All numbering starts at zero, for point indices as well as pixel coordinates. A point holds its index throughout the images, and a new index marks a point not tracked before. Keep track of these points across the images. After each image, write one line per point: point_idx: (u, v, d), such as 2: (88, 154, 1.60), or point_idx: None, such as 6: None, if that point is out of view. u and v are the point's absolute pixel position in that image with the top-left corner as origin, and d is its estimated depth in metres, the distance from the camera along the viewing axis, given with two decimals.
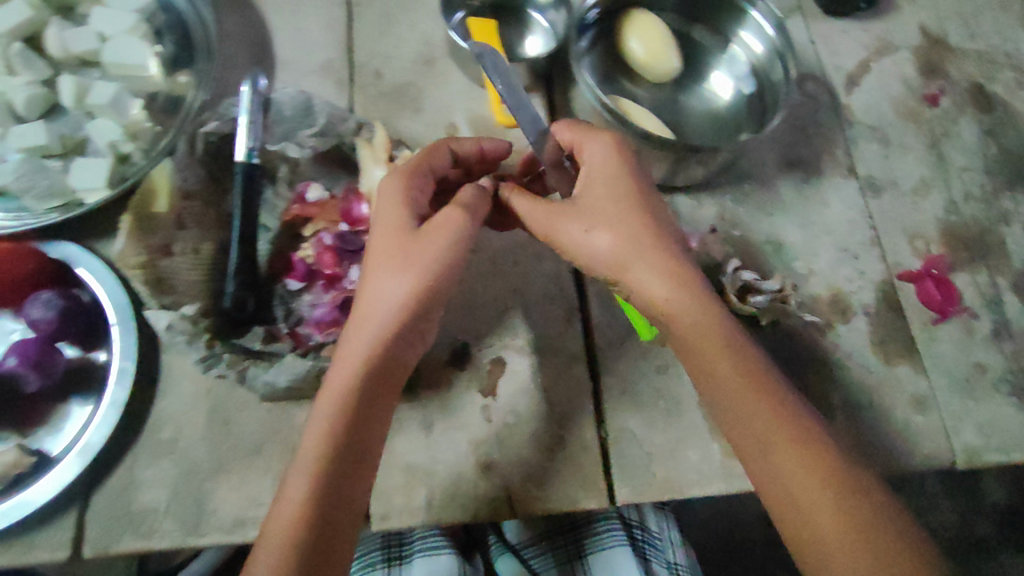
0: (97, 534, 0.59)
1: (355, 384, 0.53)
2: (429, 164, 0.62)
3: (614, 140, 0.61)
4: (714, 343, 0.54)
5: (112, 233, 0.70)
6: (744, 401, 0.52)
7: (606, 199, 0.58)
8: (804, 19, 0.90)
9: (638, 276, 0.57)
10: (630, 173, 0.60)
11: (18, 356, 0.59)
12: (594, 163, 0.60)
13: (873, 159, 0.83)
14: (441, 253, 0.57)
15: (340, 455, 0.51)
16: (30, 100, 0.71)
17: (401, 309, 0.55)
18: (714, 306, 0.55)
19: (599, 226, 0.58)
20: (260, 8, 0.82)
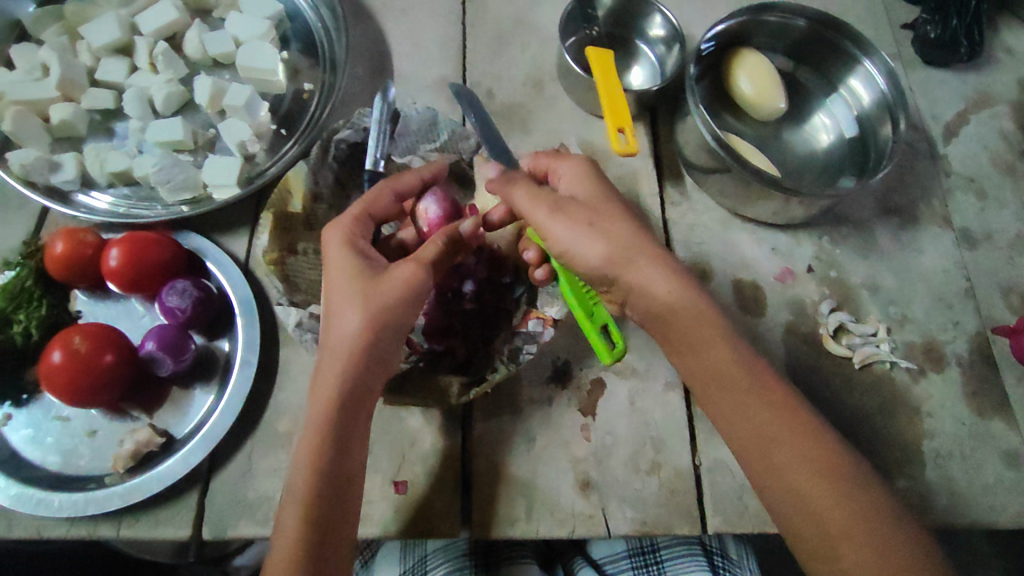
0: (217, 517, 0.62)
1: (323, 414, 0.53)
2: (366, 210, 0.61)
3: (582, 161, 0.64)
4: (710, 346, 0.56)
5: (238, 232, 0.74)
6: (754, 410, 0.54)
7: (596, 207, 0.59)
8: (905, 66, 0.91)
9: (640, 269, 0.56)
10: (602, 184, 0.62)
11: (157, 341, 0.62)
12: (569, 179, 0.62)
13: (970, 211, 0.84)
14: (407, 295, 0.56)
15: (329, 480, 0.52)
16: (168, 98, 0.74)
17: (347, 344, 0.54)
18: (708, 316, 0.56)
19: (600, 223, 0.57)
20: (379, 22, 0.85)
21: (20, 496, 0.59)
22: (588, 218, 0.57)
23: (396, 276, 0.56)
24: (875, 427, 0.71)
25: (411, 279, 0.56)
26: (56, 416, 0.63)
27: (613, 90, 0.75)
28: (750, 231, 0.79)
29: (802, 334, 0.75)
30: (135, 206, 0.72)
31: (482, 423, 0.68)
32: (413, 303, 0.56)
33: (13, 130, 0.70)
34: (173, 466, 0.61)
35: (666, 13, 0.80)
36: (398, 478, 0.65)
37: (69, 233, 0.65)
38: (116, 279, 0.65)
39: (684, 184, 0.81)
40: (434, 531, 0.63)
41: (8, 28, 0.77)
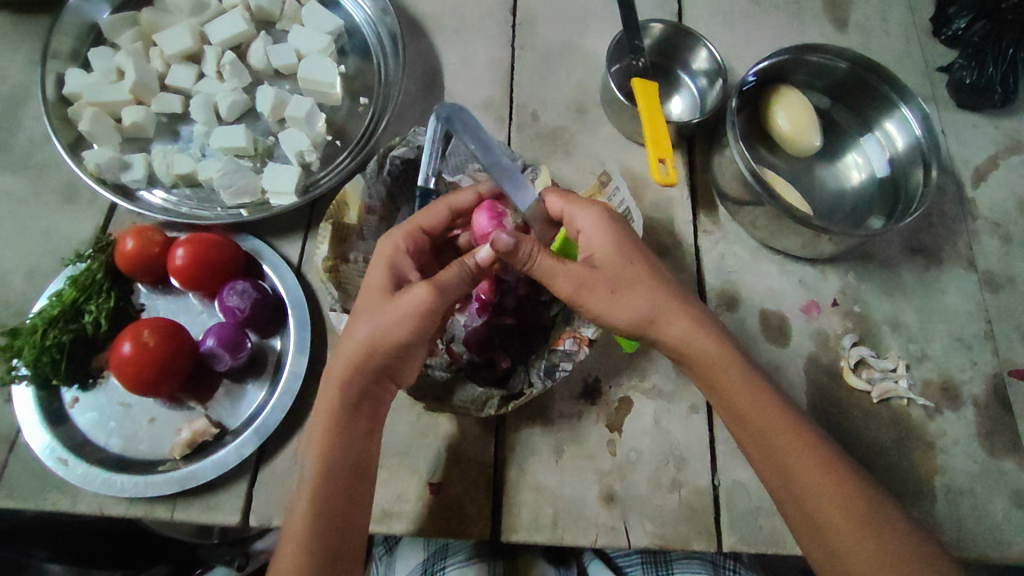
0: (263, 506, 0.66)
1: (335, 420, 0.57)
2: (416, 225, 0.65)
3: (603, 212, 0.62)
4: (732, 381, 0.60)
5: (292, 236, 0.78)
6: (775, 436, 0.59)
7: (617, 271, 0.60)
8: (938, 109, 0.93)
9: (669, 328, 0.60)
10: (625, 241, 0.61)
11: (217, 338, 0.66)
12: (588, 235, 0.61)
13: (995, 254, 0.86)
14: (414, 317, 0.57)
15: (336, 482, 0.56)
16: (232, 105, 0.79)
17: (357, 359, 0.57)
18: (728, 352, 0.61)
19: (629, 291, 0.59)
20: (433, 44, 0.90)
21: (87, 475, 0.63)
22: (609, 286, 0.59)
23: (408, 299, 0.57)
24: (890, 459, 0.74)
25: (419, 303, 0.57)
26: (118, 402, 0.68)
27: (657, 121, 0.78)
28: (779, 262, 0.82)
29: (824, 365, 0.78)
30: (197, 207, 0.77)
31: (514, 432, 0.71)
32: (420, 326, 0.57)
33: (88, 130, 0.75)
34: (225, 456, 0.65)
35: (710, 49, 0.84)
36: (433, 479, 0.69)
37: (139, 231, 0.70)
38: (181, 277, 0.69)
39: (718, 213, 0.84)
40: (464, 532, 0.67)
41: (86, 32, 0.82)
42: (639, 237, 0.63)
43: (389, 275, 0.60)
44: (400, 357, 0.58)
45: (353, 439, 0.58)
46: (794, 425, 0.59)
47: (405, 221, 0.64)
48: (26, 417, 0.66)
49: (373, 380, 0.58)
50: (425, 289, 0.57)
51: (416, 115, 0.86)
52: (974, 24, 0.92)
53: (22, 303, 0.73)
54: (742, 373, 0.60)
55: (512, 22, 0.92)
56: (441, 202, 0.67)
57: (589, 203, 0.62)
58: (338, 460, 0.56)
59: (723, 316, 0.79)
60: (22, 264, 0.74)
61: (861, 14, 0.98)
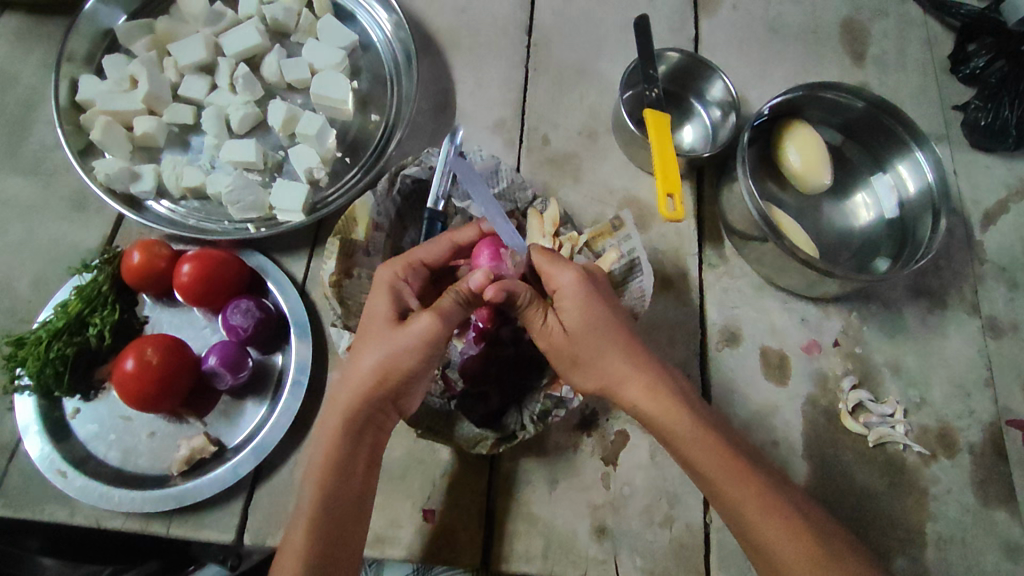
0: (258, 525, 0.67)
1: (337, 451, 0.57)
2: (417, 256, 0.66)
3: (578, 272, 0.62)
4: (683, 434, 0.59)
5: (298, 253, 0.78)
6: (728, 489, 0.58)
7: (583, 333, 0.61)
8: (953, 147, 0.92)
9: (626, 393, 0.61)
10: (597, 303, 0.61)
11: (219, 357, 0.67)
12: (564, 293, 0.62)
13: (1001, 300, 0.85)
14: (420, 343, 0.58)
15: (334, 512, 0.56)
16: (243, 119, 0.78)
17: (364, 388, 0.58)
18: (679, 406, 0.60)
19: (597, 355, 0.60)
20: (446, 63, 0.90)
21: (84, 488, 0.65)
22: (574, 356, 0.61)
23: (415, 326, 0.58)
24: (881, 504, 0.74)
25: (425, 329, 0.58)
26: (119, 415, 0.69)
27: (667, 152, 0.76)
28: (782, 300, 0.82)
29: (822, 406, 0.78)
30: (205, 220, 0.77)
31: (509, 461, 0.72)
32: (426, 353, 0.58)
33: (100, 139, 0.75)
34: (222, 474, 0.66)
35: (726, 82, 0.83)
36: (427, 506, 0.70)
37: (146, 245, 0.70)
38: (184, 292, 0.69)
39: (724, 247, 0.84)
40: (455, 559, 0.68)
41: (100, 38, 0.82)
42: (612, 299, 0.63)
43: (394, 304, 0.61)
44: (407, 384, 0.58)
45: (352, 470, 0.58)
46: (746, 473, 0.58)
47: (404, 253, 0.65)
48: (27, 426, 0.67)
49: (381, 408, 0.59)
50: (431, 315, 0.58)
51: (427, 134, 0.86)
52: (993, 62, 0.90)
53: (29, 310, 0.74)
54: (693, 427, 0.59)
55: (527, 42, 0.92)
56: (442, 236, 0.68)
57: (565, 261, 0.63)
58: (335, 492, 0.56)
59: (723, 351, 0.79)
60: (30, 271, 0.76)
61: (880, 48, 0.96)
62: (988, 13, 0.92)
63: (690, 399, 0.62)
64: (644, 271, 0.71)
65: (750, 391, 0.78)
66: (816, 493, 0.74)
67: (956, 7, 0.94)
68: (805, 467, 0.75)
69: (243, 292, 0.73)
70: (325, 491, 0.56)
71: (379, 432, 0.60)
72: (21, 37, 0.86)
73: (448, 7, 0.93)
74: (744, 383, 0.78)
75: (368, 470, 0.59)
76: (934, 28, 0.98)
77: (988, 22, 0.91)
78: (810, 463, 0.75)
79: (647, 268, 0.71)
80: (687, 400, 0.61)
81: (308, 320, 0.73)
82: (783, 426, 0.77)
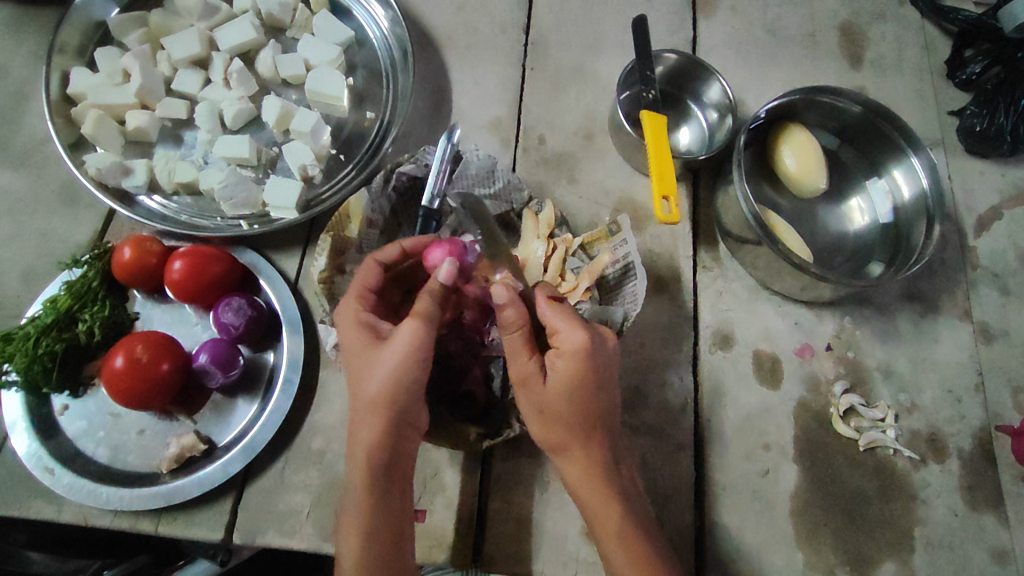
0: (248, 523, 0.67)
1: (373, 479, 0.57)
2: (360, 285, 0.64)
3: (586, 335, 0.58)
4: (605, 533, 0.59)
5: (291, 251, 0.78)
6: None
7: (555, 399, 0.58)
8: (948, 152, 0.92)
9: (569, 459, 0.60)
10: (586, 382, 0.58)
11: (210, 355, 0.66)
12: (563, 355, 0.58)
13: (992, 305, 0.85)
14: (412, 351, 0.57)
15: (387, 532, 0.56)
16: (237, 114, 0.78)
17: (376, 415, 0.57)
18: (615, 505, 0.59)
19: (560, 428, 0.59)
20: (443, 61, 0.89)
21: (72, 485, 0.64)
22: (538, 408, 0.59)
23: (400, 340, 0.57)
24: (870, 508, 0.75)
25: (411, 338, 0.57)
26: (109, 412, 0.69)
27: (663, 155, 0.76)
28: (776, 303, 0.82)
29: (814, 410, 0.78)
30: (197, 216, 0.76)
31: (501, 462, 0.72)
32: (420, 361, 0.58)
33: (91, 133, 0.74)
34: (212, 473, 0.65)
35: (723, 85, 0.83)
36: (418, 506, 0.70)
37: (137, 240, 0.69)
38: (176, 289, 0.68)
39: (719, 249, 0.84)
40: (445, 560, 0.68)
41: (93, 29, 0.82)
42: (610, 374, 0.60)
43: (371, 331, 0.60)
44: (416, 394, 0.58)
45: (390, 496, 0.58)
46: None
47: (352, 285, 0.64)
48: (14, 422, 0.67)
49: (398, 429, 0.58)
50: (411, 323, 0.57)
51: (422, 132, 0.85)
52: (988, 69, 0.92)
53: (18, 304, 0.74)
54: (620, 529, 0.58)
55: (524, 41, 0.91)
56: (365, 259, 0.66)
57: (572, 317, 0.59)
58: (379, 514, 0.56)
59: (716, 354, 0.79)
60: (18, 265, 0.75)
61: (877, 52, 0.96)
62: (985, 18, 0.91)
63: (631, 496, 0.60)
64: (638, 275, 0.70)
65: (741, 395, 0.78)
66: (805, 496, 0.74)
67: (953, 12, 0.94)
68: (796, 470, 0.75)
69: (235, 289, 0.72)
70: (371, 512, 0.56)
71: (407, 452, 0.59)
72: (12, 27, 0.85)
73: (445, 4, 0.92)
74: (736, 387, 0.78)
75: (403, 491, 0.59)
76: (931, 33, 0.98)
77: (985, 27, 0.90)
78: (801, 467, 0.76)
79: (642, 272, 0.70)
80: (626, 496, 0.60)
81: (301, 318, 0.73)
82: (775, 430, 0.77)
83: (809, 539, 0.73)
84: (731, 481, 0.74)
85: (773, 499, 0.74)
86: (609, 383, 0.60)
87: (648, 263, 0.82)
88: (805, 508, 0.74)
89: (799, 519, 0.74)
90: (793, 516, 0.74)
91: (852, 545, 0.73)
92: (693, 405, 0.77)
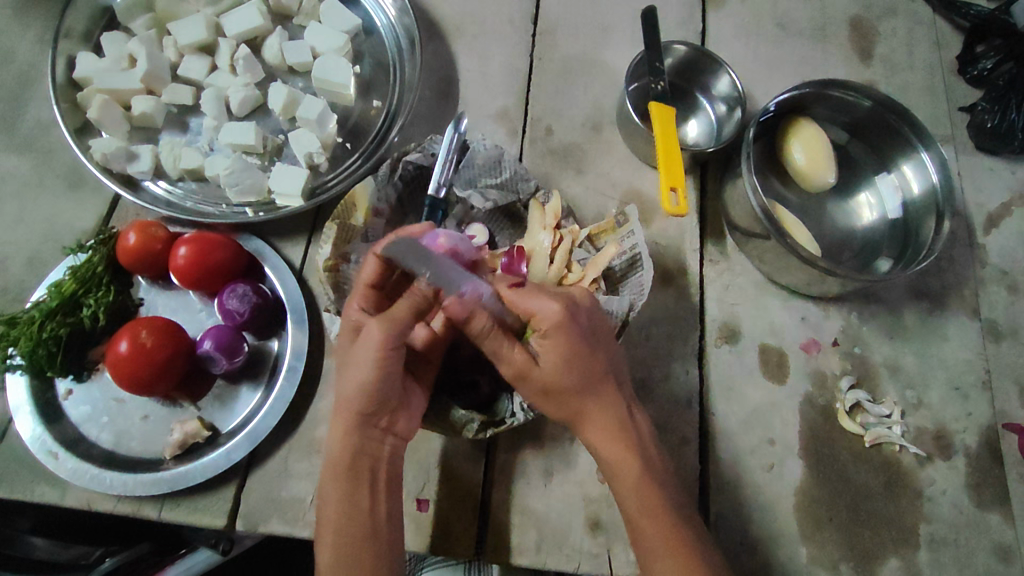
0: (251, 511, 0.67)
1: (340, 479, 0.59)
2: (362, 282, 0.59)
3: (561, 305, 0.57)
4: (627, 491, 0.59)
5: (296, 239, 0.78)
6: (648, 540, 0.58)
7: (554, 370, 0.58)
8: (958, 148, 0.91)
9: (590, 429, 0.60)
10: (577, 345, 0.57)
11: (214, 341, 0.66)
12: (540, 330, 0.57)
13: (1000, 304, 0.84)
14: (378, 353, 0.58)
15: (351, 531, 0.57)
16: (243, 101, 0.77)
17: (343, 416, 0.60)
18: (634, 458, 0.59)
19: (550, 390, 0.59)
20: (450, 51, 0.89)
21: (76, 470, 0.64)
22: (543, 387, 0.59)
23: (368, 339, 0.58)
24: (875, 504, 0.74)
25: (376, 339, 0.58)
26: (112, 398, 0.68)
27: (671, 147, 0.75)
28: (783, 298, 0.82)
29: (820, 406, 0.78)
30: (202, 203, 0.76)
31: (505, 452, 0.71)
32: (386, 364, 0.58)
33: (97, 118, 0.74)
34: (216, 460, 0.65)
35: (732, 77, 0.82)
36: (421, 495, 0.69)
37: (142, 226, 0.69)
38: (180, 275, 0.68)
39: (726, 243, 0.83)
40: (448, 550, 0.68)
41: (100, 14, 0.81)
42: (597, 339, 0.59)
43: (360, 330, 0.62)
44: (382, 393, 0.60)
45: (357, 498, 0.59)
46: (675, 525, 0.58)
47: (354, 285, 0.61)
48: (18, 407, 0.66)
49: (364, 429, 0.60)
50: (378, 322, 0.58)
51: (428, 121, 0.85)
52: (1000, 65, 0.91)
53: (22, 289, 0.73)
54: (640, 487, 0.59)
55: (532, 31, 0.91)
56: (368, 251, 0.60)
57: (543, 292, 0.58)
58: (348, 508, 0.58)
59: (722, 347, 0.79)
60: (23, 250, 0.75)
61: (887, 47, 0.96)
62: (998, 13, 0.90)
63: (651, 453, 0.61)
64: (645, 267, 0.70)
65: (747, 390, 0.77)
66: (811, 492, 0.74)
67: (966, 7, 0.93)
68: (801, 465, 0.75)
69: (240, 276, 0.72)
70: (342, 505, 0.58)
71: (372, 453, 0.61)
72: (18, 11, 0.85)
73: None
74: (742, 381, 0.78)
75: (374, 497, 0.60)
76: (942, 29, 0.97)
77: (996, 22, 0.90)
78: (806, 462, 0.75)
79: (648, 263, 0.70)
80: (648, 459, 0.60)
81: (305, 306, 0.73)
82: (780, 425, 0.76)
83: (813, 534, 0.73)
84: (735, 476, 0.74)
85: (778, 494, 0.74)
86: (598, 346, 0.59)
87: (654, 256, 0.82)
88: (809, 503, 0.74)
89: (804, 514, 0.73)
90: (797, 511, 0.73)
91: (857, 541, 0.73)
92: (698, 399, 0.77)
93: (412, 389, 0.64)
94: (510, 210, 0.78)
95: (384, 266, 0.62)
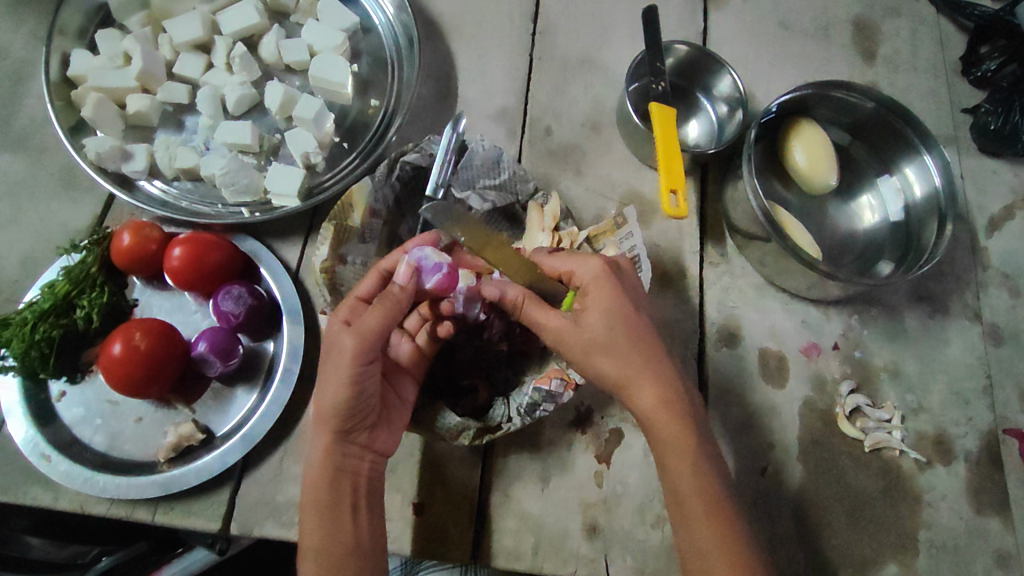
0: (246, 514, 0.66)
1: (321, 494, 0.58)
2: (354, 294, 0.61)
3: (600, 261, 0.62)
4: (674, 459, 0.58)
5: (292, 240, 0.77)
6: (692, 519, 0.57)
7: (600, 326, 0.58)
8: (962, 150, 0.90)
9: (640, 395, 0.58)
10: (615, 296, 0.60)
11: (208, 344, 0.65)
12: (584, 286, 0.61)
13: (1002, 308, 0.84)
14: (350, 370, 0.58)
15: (336, 544, 0.57)
16: (239, 100, 0.76)
17: (324, 432, 0.60)
18: (680, 416, 0.58)
19: (596, 355, 0.58)
20: (449, 50, 0.88)
21: (68, 473, 0.64)
22: (588, 349, 0.58)
23: (341, 353, 0.58)
24: (874, 509, 0.74)
25: (349, 354, 0.58)
26: (106, 399, 0.68)
27: (672, 148, 0.74)
28: (783, 301, 0.81)
29: (819, 410, 0.77)
30: (198, 203, 0.75)
31: (501, 458, 0.71)
32: (359, 379, 0.58)
33: (91, 116, 0.73)
34: (209, 463, 0.65)
35: (734, 77, 0.82)
36: (416, 500, 0.69)
37: (136, 226, 0.68)
38: (175, 276, 0.67)
39: (725, 246, 0.83)
40: (443, 554, 0.68)
41: (94, 12, 0.80)
42: (639, 297, 0.62)
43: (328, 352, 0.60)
44: (355, 409, 0.59)
45: (342, 510, 0.59)
46: (722, 519, 0.56)
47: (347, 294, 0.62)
48: (10, 409, 0.66)
49: (343, 445, 0.61)
50: (352, 337, 0.58)
51: (427, 122, 0.84)
52: (1004, 66, 0.90)
53: (15, 289, 0.73)
54: (691, 458, 0.57)
55: (532, 30, 0.90)
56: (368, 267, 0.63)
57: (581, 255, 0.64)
58: (333, 521, 0.58)
59: (721, 351, 0.78)
60: (16, 250, 0.74)
61: (891, 47, 0.95)
62: (1002, 14, 0.89)
63: (698, 419, 0.60)
64: (643, 269, 0.69)
65: (746, 393, 0.77)
66: (809, 496, 0.74)
67: (970, 8, 0.92)
68: (800, 470, 0.75)
69: (236, 278, 0.71)
70: (326, 519, 0.58)
71: (354, 470, 0.61)
72: (12, 8, 0.84)
73: None
74: (742, 384, 0.77)
75: (357, 510, 0.60)
76: (946, 29, 0.96)
77: (1002, 23, 0.90)
78: (805, 466, 0.75)
79: (644, 265, 0.69)
80: (695, 422, 0.59)
81: (301, 308, 0.72)
82: (780, 429, 0.76)
83: (811, 540, 0.72)
84: (735, 480, 0.73)
85: (777, 499, 0.73)
86: (640, 305, 0.61)
87: (654, 258, 0.81)
88: (808, 508, 0.73)
89: (802, 519, 0.73)
90: (797, 515, 0.73)
91: (855, 547, 0.72)
92: (697, 403, 0.76)
93: (391, 402, 0.65)
94: (509, 211, 0.77)
95: (377, 281, 0.62)
